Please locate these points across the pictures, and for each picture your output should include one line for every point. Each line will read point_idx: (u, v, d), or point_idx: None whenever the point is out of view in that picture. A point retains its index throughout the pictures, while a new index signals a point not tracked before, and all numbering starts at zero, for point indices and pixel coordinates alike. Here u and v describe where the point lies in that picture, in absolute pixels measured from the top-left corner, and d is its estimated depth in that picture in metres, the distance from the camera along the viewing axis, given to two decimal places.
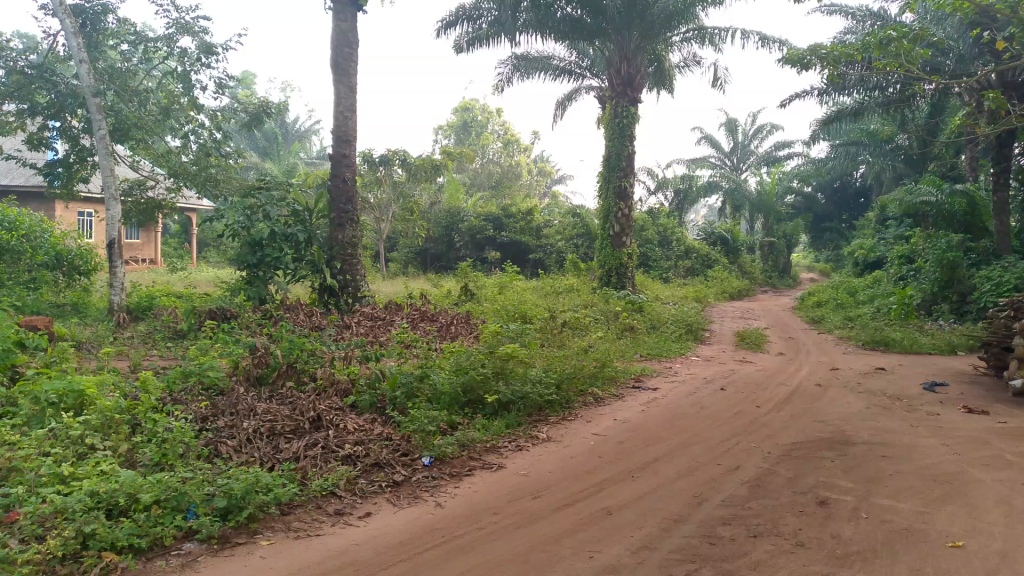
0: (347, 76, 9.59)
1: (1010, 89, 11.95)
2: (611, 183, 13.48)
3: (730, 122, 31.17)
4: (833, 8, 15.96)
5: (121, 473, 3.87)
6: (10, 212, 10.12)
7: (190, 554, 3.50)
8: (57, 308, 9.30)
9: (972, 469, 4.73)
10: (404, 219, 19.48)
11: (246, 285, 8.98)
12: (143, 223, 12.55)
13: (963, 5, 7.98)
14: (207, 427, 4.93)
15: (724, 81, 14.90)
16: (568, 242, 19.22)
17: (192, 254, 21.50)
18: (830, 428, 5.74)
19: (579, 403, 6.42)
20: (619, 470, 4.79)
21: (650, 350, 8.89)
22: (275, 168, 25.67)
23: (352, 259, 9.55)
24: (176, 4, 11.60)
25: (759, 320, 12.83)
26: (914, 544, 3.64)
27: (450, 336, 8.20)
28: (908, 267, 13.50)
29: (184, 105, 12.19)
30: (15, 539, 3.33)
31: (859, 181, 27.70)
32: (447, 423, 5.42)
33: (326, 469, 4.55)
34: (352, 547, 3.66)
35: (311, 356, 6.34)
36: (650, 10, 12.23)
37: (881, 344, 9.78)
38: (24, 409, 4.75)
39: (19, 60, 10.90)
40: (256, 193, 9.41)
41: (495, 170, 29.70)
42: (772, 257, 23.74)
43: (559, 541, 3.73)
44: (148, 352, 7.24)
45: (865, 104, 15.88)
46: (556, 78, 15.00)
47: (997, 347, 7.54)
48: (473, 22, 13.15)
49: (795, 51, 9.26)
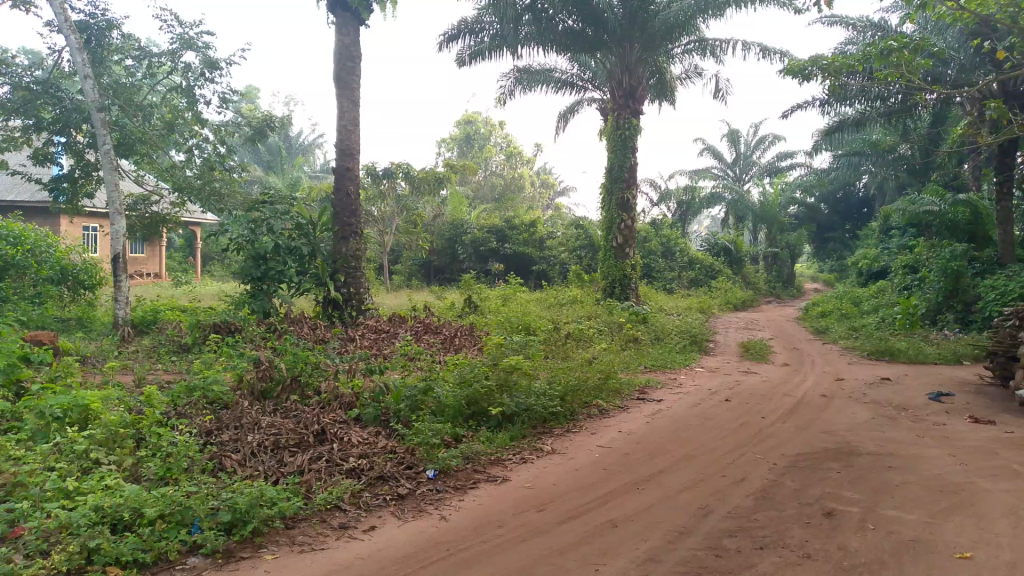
0: (351, 91, 9.69)
1: (1011, 99, 12.00)
2: (614, 193, 13.53)
3: (732, 133, 31.28)
4: (832, 19, 16.05)
5: (126, 488, 3.86)
6: (15, 226, 10.12)
7: (194, 569, 3.50)
8: (62, 323, 9.36)
9: (979, 479, 4.69)
10: (407, 231, 19.56)
11: (250, 299, 8.89)
12: (147, 238, 12.68)
13: (965, 15, 8.00)
14: (212, 441, 4.95)
15: (726, 92, 14.97)
16: (571, 253, 19.43)
17: (196, 269, 21.62)
18: (836, 439, 5.70)
19: (583, 414, 6.40)
20: (623, 483, 4.75)
21: (654, 361, 8.87)
22: (279, 181, 25.91)
23: (355, 271, 9.66)
24: (180, 20, 11.75)
25: (764, 330, 12.79)
26: (922, 556, 3.60)
27: (453, 348, 8.19)
28: (913, 277, 13.45)
29: (188, 120, 12.31)
30: (19, 555, 3.34)
31: (861, 191, 27.73)
32: (451, 435, 5.41)
33: (330, 482, 4.55)
34: (358, 561, 3.65)
35: (316, 369, 6.27)
36: (650, 23, 12.32)
37: (886, 354, 9.74)
38: (28, 424, 4.77)
39: (24, 76, 11.05)
40: (260, 206, 9.43)
41: (498, 182, 29.84)
42: (775, 267, 23.74)
43: (563, 554, 3.71)
44: (153, 366, 7.25)
45: (867, 114, 15.92)
46: (557, 91, 15.12)
47: (1003, 356, 7.49)
48: (475, 35, 13.31)
49: (797, 62, 9.34)
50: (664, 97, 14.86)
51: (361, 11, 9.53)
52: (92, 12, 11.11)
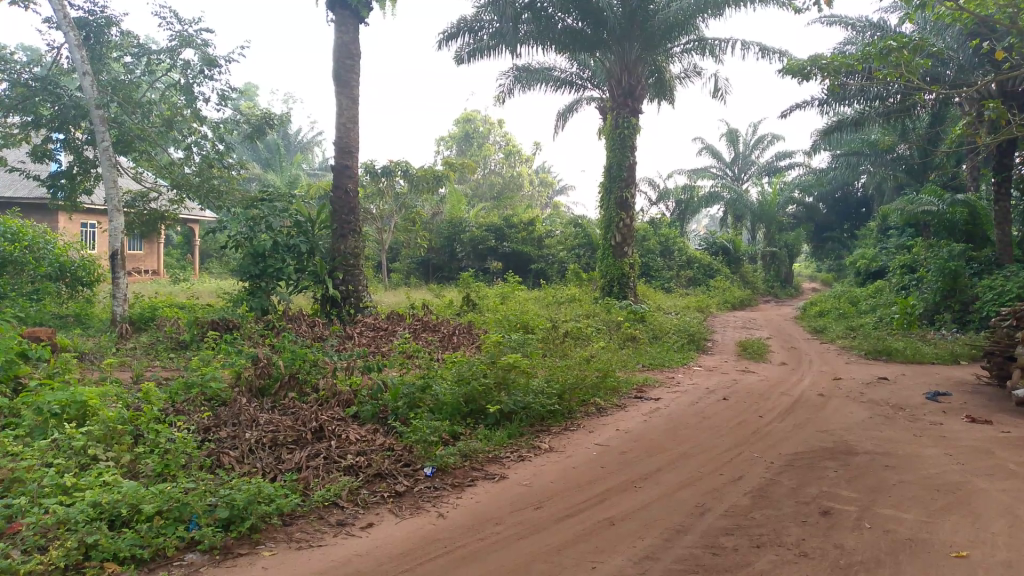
0: (348, 88, 9.68)
1: (1009, 100, 12.08)
2: (612, 193, 13.52)
3: (730, 133, 31.25)
4: (832, 19, 16.06)
5: (123, 484, 3.86)
6: (12, 223, 10.11)
7: (191, 565, 3.50)
8: (60, 320, 9.36)
9: (975, 478, 4.71)
10: (405, 229, 19.56)
11: (248, 296, 8.86)
12: (146, 235, 12.64)
13: (964, 15, 8.01)
14: (209, 438, 4.94)
15: (725, 91, 14.97)
16: (569, 252, 19.55)
17: (194, 266, 21.62)
18: (833, 438, 5.72)
19: (581, 413, 6.41)
20: (621, 481, 4.76)
21: (651, 360, 8.89)
22: (277, 178, 25.97)
23: (354, 269, 9.66)
24: (179, 17, 11.75)
25: (762, 330, 12.82)
26: (917, 554, 3.62)
27: (451, 347, 8.18)
28: (910, 277, 13.50)
29: (187, 117, 12.30)
30: (16, 550, 3.33)
31: (860, 191, 27.77)
32: (449, 433, 5.42)
33: (327, 479, 4.55)
34: (356, 558, 3.65)
35: (314, 367, 6.28)
36: (650, 22, 12.30)
37: (884, 354, 9.75)
38: (26, 420, 4.75)
39: (23, 73, 11.00)
40: (258, 204, 9.41)
41: (497, 181, 29.91)
42: (773, 267, 24.12)
43: (561, 552, 3.72)
44: (150, 363, 7.23)
45: (866, 114, 15.94)
46: (556, 89, 15.11)
47: (1000, 356, 7.52)
48: (475, 34, 13.29)
49: (796, 62, 9.34)
50: (663, 97, 14.89)
51: (360, 9, 9.54)
52: (91, 9, 11.10)
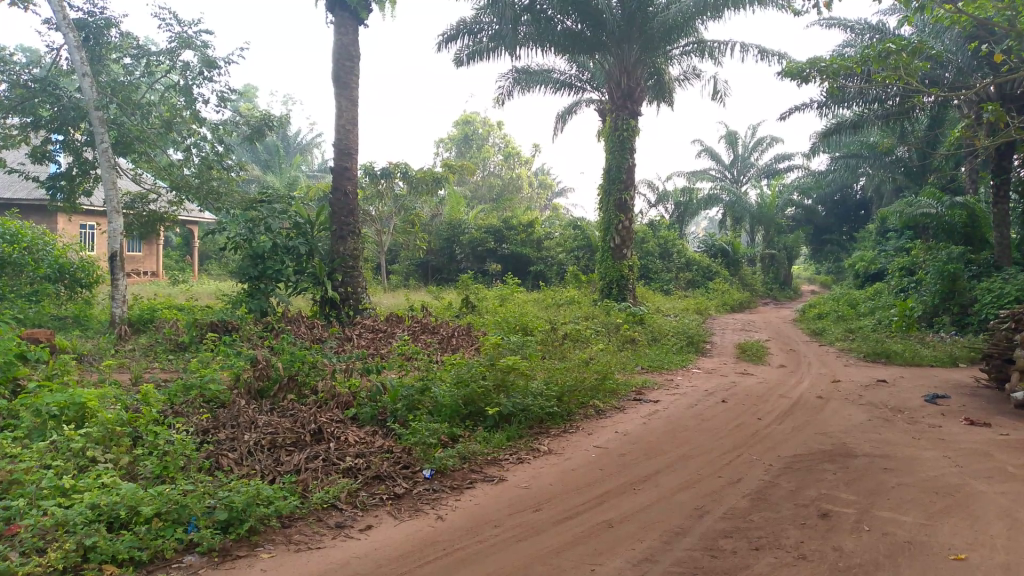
0: (348, 90, 9.69)
1: (1008, 102, 12.11)
2: (612, 195, 13.52)
3: (729, 135, 31.28)
4: (831, 22, 16.09)
5: (122, 486, 3.86)
6: (11, 224, 10.11)
7: (190, 567, 3.50)
8: (59, 321, 9.35)
9: (973, 481, 4.71)
10: (405, 231, 19.55)
11: (247, 298, 8.85)
12: (145, 236, 12.62)
13: (962, 17, 8.04)
14: (207, 440, 4.94)
15: (724, 93, 14.99)
16: (569, 254, 19.55)
17: (192, 267, 21.60)
18: (832, 440, 5.72)
19: (579, 415, 6.40)
20: (619, 484, 4.76)
21: (650, 362, 8.88)
22: (276, 179, 25.94)
23: (353, 270, 9.66)
24: (179, 19, 11.78)
25: (761, 332, 12.82)
26: (915, 556, 3.63)
27: (450, 348, 8.18)
28: (908, 279, 13.52)
29: (186, 119, 12.35)
30: (15, 552, 3.32)
31: (859, 193, 27.81)
32: (447, 435, 5.42)
33: (326, 481, 4.55)
34: (354, 560, 3.65)
35: (313, 369, 6.29)
36: (650, 24, 12.32)
37: (883, 356, 9.75)
38: (25, 422, 4.75)
39: (22, 74, 11.00)
40: (257, 205, 9.40)
41: (496, 183, 29.92)
42: (772, 270, 24.28)
43: (560, 554, 3.72)
44: (149, 365, 7.22)
45: (865, 116, 15.97)
46: (556, 91, 15.13)
47: (998, 358, 7.53)
48: (474, 35, 13.31)
49: (795, 65, 9.37)
50: (663, 99, 14.91)
51: (360, 11, 9.55)
52: (90, 10, 11.10)
